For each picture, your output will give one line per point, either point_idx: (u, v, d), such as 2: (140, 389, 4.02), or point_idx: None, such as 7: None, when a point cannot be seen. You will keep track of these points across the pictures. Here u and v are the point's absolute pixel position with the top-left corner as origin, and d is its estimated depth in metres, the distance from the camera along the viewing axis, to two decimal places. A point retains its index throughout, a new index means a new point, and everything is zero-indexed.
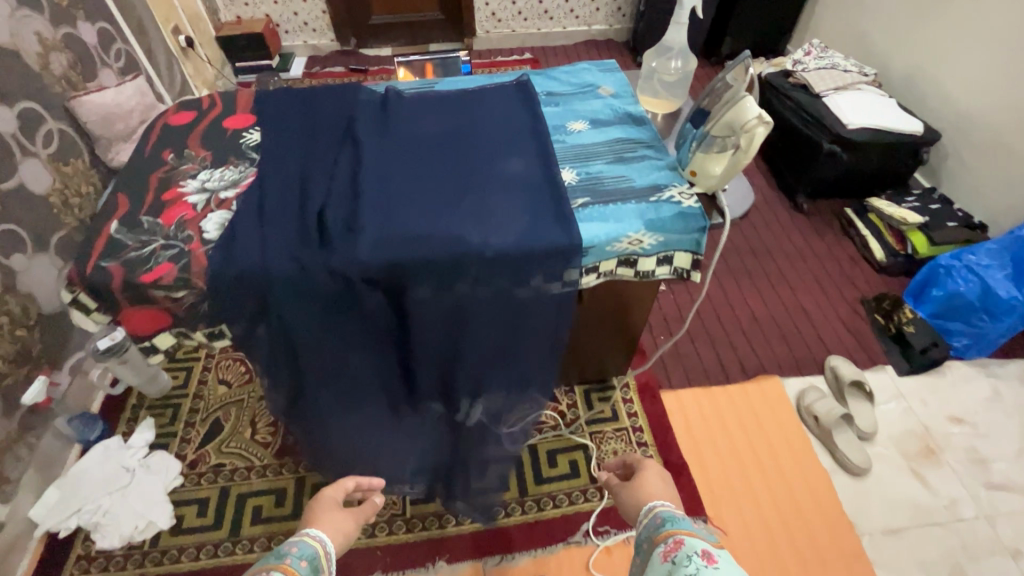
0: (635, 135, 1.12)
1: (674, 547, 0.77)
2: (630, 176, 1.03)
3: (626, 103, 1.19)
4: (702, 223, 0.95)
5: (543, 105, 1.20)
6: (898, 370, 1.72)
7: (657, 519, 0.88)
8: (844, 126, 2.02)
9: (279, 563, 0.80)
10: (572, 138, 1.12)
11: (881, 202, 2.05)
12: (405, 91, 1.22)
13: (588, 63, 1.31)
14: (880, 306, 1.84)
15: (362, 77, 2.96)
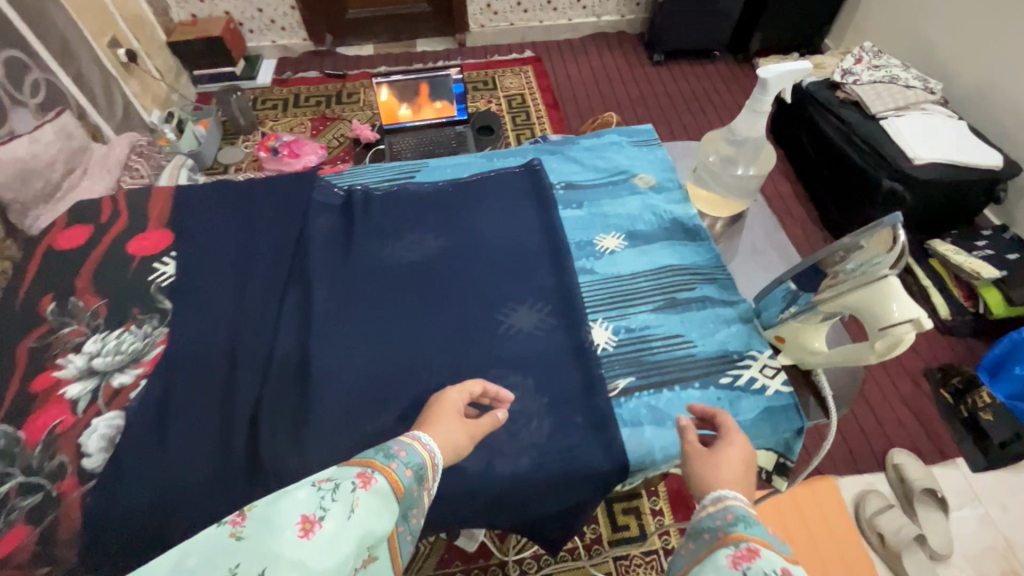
0: (688, 259, 0.82)
1: (747, 559, 0.45)
2: (688, 334, 0.74)
3: (672, 202, 0.89)
4: (797, 422, 0.67)
5: (561, 205, 0.90)
6: (971, 464, 1.47)
7: (723, 511, 0.51)
8: (908, 160, 1.70)
9: (381, 464, 0.52)
10: (603, 263, 0.83)
11: (947, 246, 1.75)
12: (377, 190, 0.92)
13: (616, 133, 1.00)
14: (948, 381, 1.57)
15: (340, 83, 2.59)
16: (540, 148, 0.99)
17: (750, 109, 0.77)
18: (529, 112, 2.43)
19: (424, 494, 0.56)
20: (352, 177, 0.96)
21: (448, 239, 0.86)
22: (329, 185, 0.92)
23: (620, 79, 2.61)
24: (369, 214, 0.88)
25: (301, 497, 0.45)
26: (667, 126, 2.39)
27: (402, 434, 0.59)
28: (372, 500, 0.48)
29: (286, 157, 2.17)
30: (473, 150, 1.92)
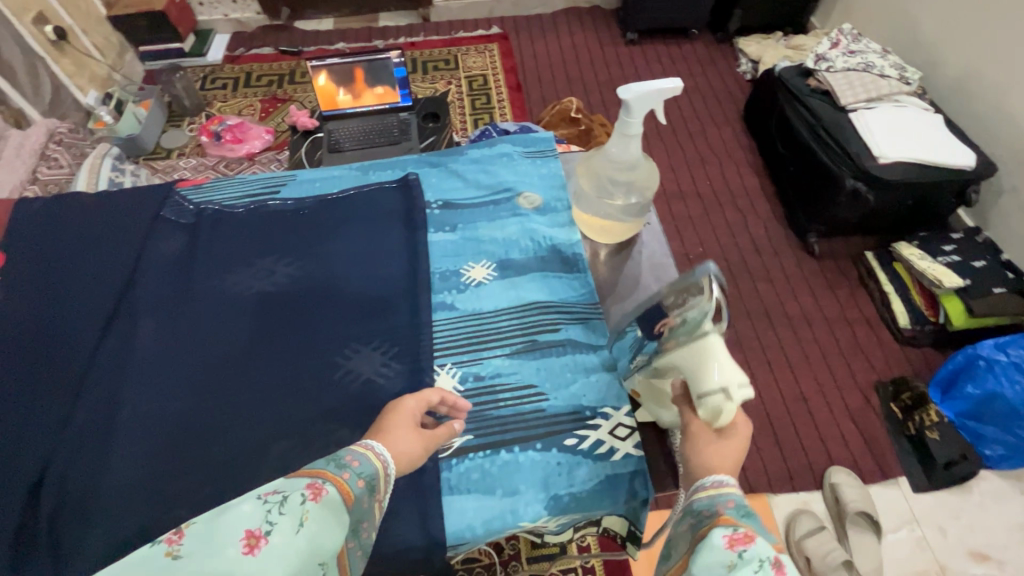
0: (561, 295, 0.74)
1: (744, 543, 0.43)
2: (541, 386, 0.67)
3: (555, 227, 0.81)
4: (643, 496, 0.60)
5: (432, 228, 0.82)
6: (913, 484, 1.41)
7: (716, 495, 0.49)
8: (875, 159, 1.59)
9: (334, 476, 0.47)
10: (466, 298, 0.75)
11: (912, 250, 1.65)
12: (236, 207, 0.84)
13: (510, 144, 0.91)
14: (899, 396, 1.51)
15: (295, 61, 2.46)
16: (424, 159, 0.90)
17: (619, 133, 0.67)
18: (490, 95, 2.30)
19: (376, 509, 0.51)
20: (211, 191, 0.87)
21: (302, 268, 0.78)
22: (185, 201, 0.84)
23: (590, 60, 2.46)
24: (219, 238, 0.80)
25: (243, 510, 0.41)
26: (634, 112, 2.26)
27: (356, 443, 0.54)
28: (323, 517, 0.44)
29: (229, 143, 2.08)
30: (416, 140, 1.81)
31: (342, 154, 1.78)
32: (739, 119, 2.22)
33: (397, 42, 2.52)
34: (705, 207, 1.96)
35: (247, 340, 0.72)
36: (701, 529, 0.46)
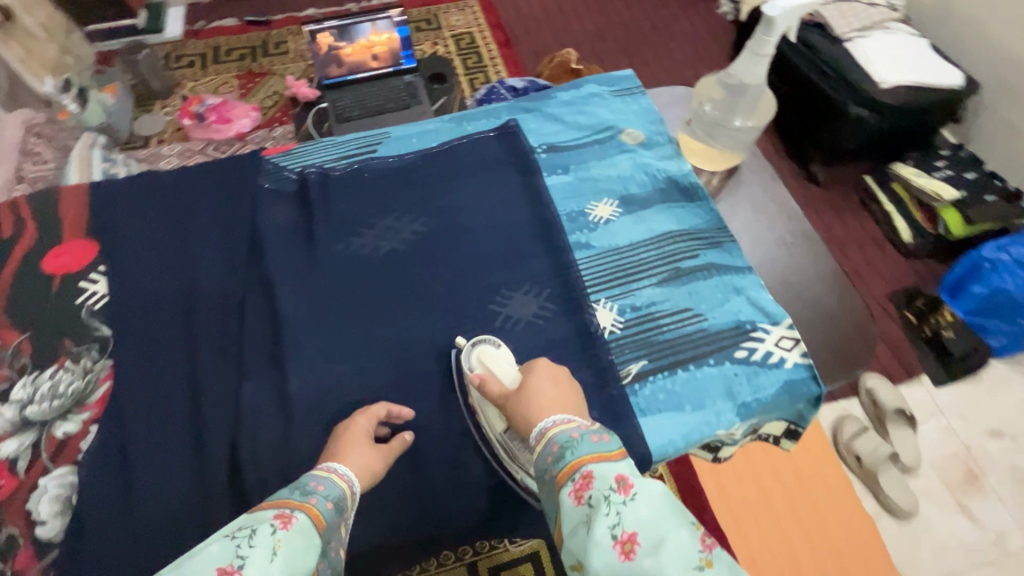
0: (683, 222, 0.90)
1: (586, 488, 0.58)
2: (697, 307, 0.82)
3: (663, 160, 0.96)
4: (813, 390, 0.76)
5: (547, 173, 0.96)
6: (934, 380, 1.55)
7: (549, 446, 0.64)
8: (876, 84, 1.67)
9: (302, 503, 0.59)
10: (601, 235, 0.90)
11: (909, 170, 1.76)
12: (337, 169, 0.98)
13: (595, 83, 1.05)
14: (913, 303, 1.65)
15: (264, 31, 2.29)
16: (519, 110, 1.04)
17: (752, 52, 0.88)
18: (480, 53, 2.24)
19: (344, 527, 0.64)
20: (300, 156, 1.01)
21: (431, 222, 0.92)
22: (281, 171, 0.99)
23: (574, 10, 2.42)
24: (329, 205, 0.94)
25: (219, 546, 0.51)
26: (627, 61, 2.26)
27: (314, 467, 0.67)
28: (294, 540, 0.54)
29: (215, 124, 1.95)
30: (426, 102, 1.75)
31: (350, 123, 1.69)
32: (728, 60, 2.27)
33: (371, 4, 2.39)
34: None
35: (400, 279, 0.87)
36: (556, 491, 0.61)
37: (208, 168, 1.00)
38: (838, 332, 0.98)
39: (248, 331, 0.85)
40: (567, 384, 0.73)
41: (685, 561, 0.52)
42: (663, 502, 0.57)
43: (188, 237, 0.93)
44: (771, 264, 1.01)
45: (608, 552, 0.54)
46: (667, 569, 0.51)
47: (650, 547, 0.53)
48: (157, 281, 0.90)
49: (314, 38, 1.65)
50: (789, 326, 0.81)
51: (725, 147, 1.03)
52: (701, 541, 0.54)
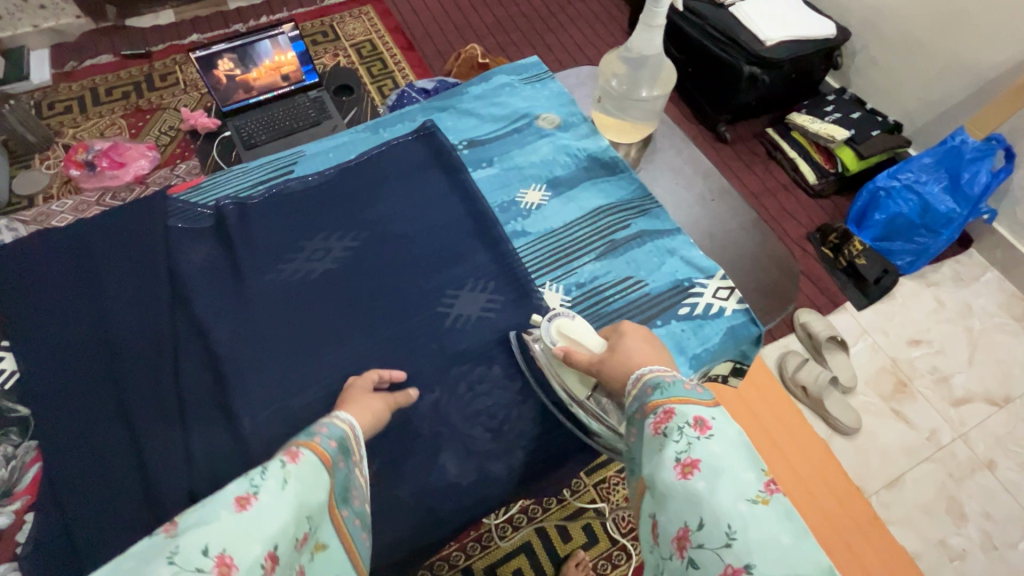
0: (610, 195, 0.95)
1: (664, 420, 0.60)
2: (636, 274, 0.86)
3: (581, 140, 1.00)
4: (754, 331, 0.81)
5: (473, 168, 0.98)
6: (856, 304, 1.70)
7: (641, 385, 0.65)
8: (761, 43, 1.79)
9: (307, 442, 0.61)
10: (534, 220, 0.93)
11: (803, 117, 1.92)
12: (253, 198, 0.94)
13: (504, 74, 1.08)
14: (827, 239, 1.78)
15: (146, 65, 2.14)
16: (433, 111, 1.05)
17: (645, 24, 0.89)
18: (384, 60, 2.20)
19: (353, 468, 0.66)
20: (211, 190, 0.97)
21: (361, 234, 0.91)
22: (190, 209, 0.93)
23: (471, 5, 2.43)
24: (249, 234, 0.90)
25: (233, 482, 0.53)
26: (532, 49, 2.29)
27: (326, 416, 0.68)
28: (302, 474, 0.57)
29: (108, 170, 1.80)
30: (338, 116, 1.70)
31: (260, 148, 1.61)
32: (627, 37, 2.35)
33: (260, 22, 2.29)
34: None
35: (341, 300, 0.85)
36: (638, 420, 0.63)
37: (111, 221, 0.93)
38: (767, 275, 1.05)
39: (186, 382, 0.79)
40: (662, 350, 0.72)
41: (740, 492, 0.52)
42: (739, 446, 0.57)
43: (101, 296, 0.86)
44: (696, 224, 1.06)
45: (668, 473, 0.56)
46: (719, 496, 0.52)
47: (709, 473, 0.54)
48: (76, 349, 0.83)
49: (210, 67, 1.54)
50: (723, 276, 0.85)
51: (634, 119, 1.06)
52: (763, 483, 0.54)
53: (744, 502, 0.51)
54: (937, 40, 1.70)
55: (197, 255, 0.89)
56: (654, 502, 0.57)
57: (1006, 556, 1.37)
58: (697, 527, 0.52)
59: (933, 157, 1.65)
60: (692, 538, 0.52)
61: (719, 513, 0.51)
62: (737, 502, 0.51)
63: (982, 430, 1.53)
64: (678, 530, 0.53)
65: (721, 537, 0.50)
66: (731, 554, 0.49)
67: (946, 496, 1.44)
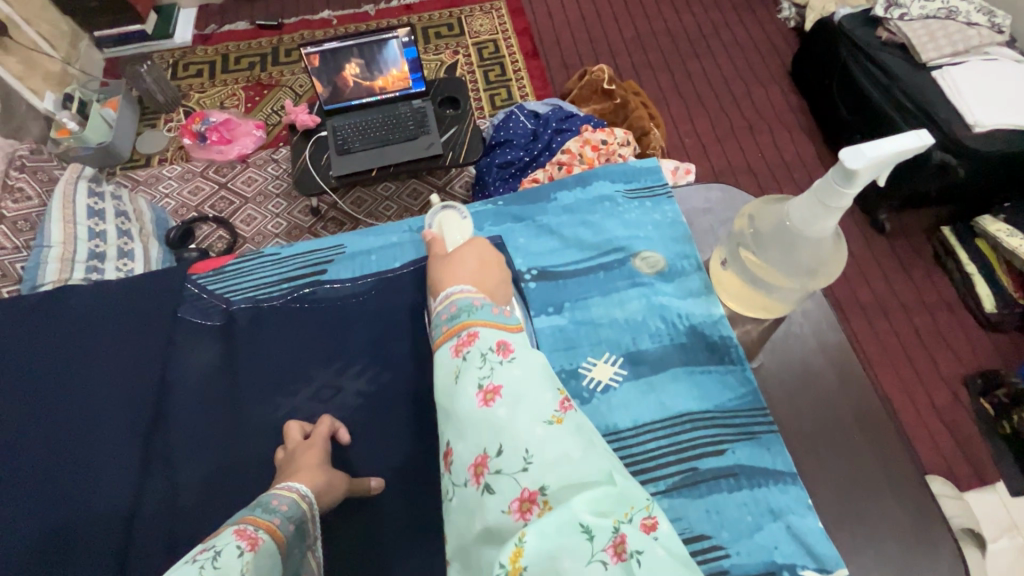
0: (709, 398, 0.73)
1: (468, 344, 0.55)
2: (717, 535, 0.64)
3: (684, 300, 0.80)
4: None
5: (541, 310, 0.81)
6: (1010, 486, 1.32)
7: (449, 307, 0.60)
8: (966, 127, 1.39)
9: (262, 522, 0.53)
10: (598, 405, 0.73)
11: (997, 225, 1.49)
12: (273, 300, 0.86)
13: (607, 182, 0.91)
14: (992, 391, 1.39)
15: (275, 36, 2.15)
16: (514, 216, 0.90)
17: (818, 202, 0.60)
18: (504, 65, 2.04)
19: (306, 552, 0.59)
20: (235, 280, 0.88)
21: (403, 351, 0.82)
22: (206, 300, 0.86)
23: (612, 14, 2.17)
24: (273, 342, 0.83)
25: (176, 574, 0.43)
26: (668, 75, 2.01)
27: (274, 487, 0.61)
28: (259, 562, 0.48)
29: (216, 144, 1.84)
30: (436, 132, 1.57)
31: (352, 156, 1.54)
32: (786, 77, 1.99)
33: (390, 5, 2.21)
34: (759, 181, 1.78)
35: None
36: (441, 347, 0.57)
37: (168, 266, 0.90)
38: None
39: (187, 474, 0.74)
40: (494, 271, 0.67)
41: (536, 414, 0.49)
42: (538, 368, 0.53)
43: (135, 348, 0.84)
44: None
45: (469, 399, 0.51)
46: (518, 420, 0.48)
47: (510, 399, 0.50)
48: (97, 399, 0.80)
49: (340, 70, 1.50)
50: None
51: (779, 300, 0.77)
52: (559, 402, 0.51)
53: (540, 425, 0.48)
54: None
55: (222, 342, 0.83)
56: (451, 428, 0.52)
57: None
58: (496, 453, 0.48)
59: None
60: (490, 463, 0.47)
61: (517, 438, 0.47)
62: (533, 425, 0.48)
63: None
64: (477, 457, 0.49)
65: (517, 461, 0.47)
66: (528, 478, 0.46)
67: None
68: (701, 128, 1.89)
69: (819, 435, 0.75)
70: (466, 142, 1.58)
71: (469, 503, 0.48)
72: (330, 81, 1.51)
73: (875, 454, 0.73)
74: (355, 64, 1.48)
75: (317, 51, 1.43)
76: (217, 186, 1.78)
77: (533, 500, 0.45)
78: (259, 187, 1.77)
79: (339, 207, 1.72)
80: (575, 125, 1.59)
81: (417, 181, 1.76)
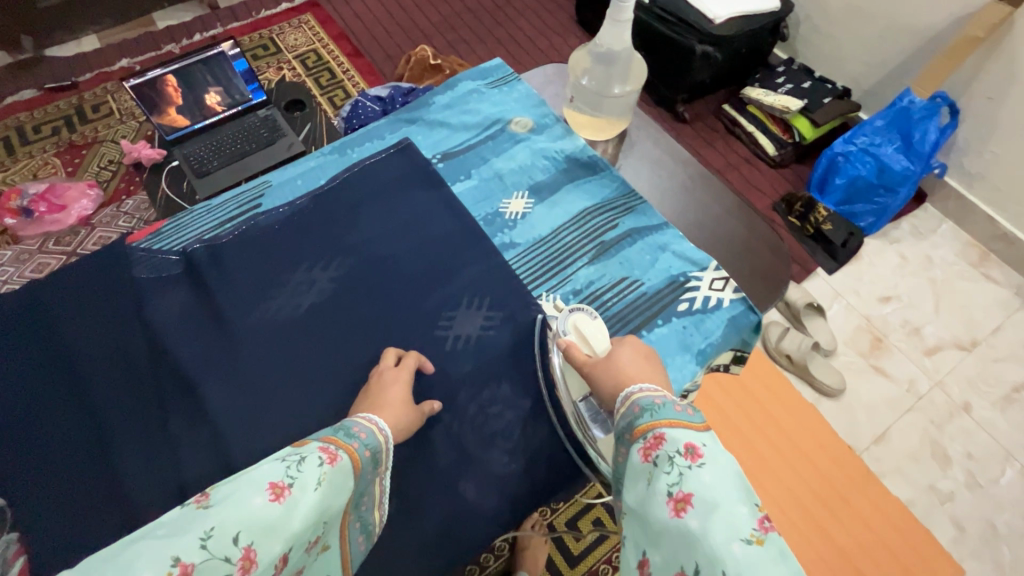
0: (599, 195, 0.99)
1: (655, 447, 0.58)
2: (631, 274, 0.91)
3: (558, 142, 1.04)
4: (752, 318, 0.86)
5: (452, 182, 1.00)
6: (827, 269, 1.75)
7: (632, 407, 0.65)
8: (711, 21, 1.80)
9: (346, 446, 0.63)
10: (522, 228, 0.97)
11: (756, 91, 1.95)
12: (223, 236, 0.91)
13: (470, 81, 1.11)
14: (793, 209, 1.82)
15: (73, 96, 2.00)
16: (407, 124, 1.07)
17: (612, 20, 0.88)
18: (332, 69, 2.13)
19: (376, 478, 0.68)
20: (179, 235, 0.95)
21: (344, 263, 0.90)
22: (159, 258, 0.90)
23: (414, 5, 2.36)
24: (216, 286, 0.86)
25: (270, 468, 0.55)
26: (482, 45, 2.26)
27: (355, 415, 0.71)
28: (335, 475, 0.59)
29: (47, 214, 1.68)
30: (291, 133, 1.63)
31: (213, 175, 1.53)
32: (576, 25, 2.34)
33: (194, 40, 2.18)
34: None
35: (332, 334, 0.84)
36: (630, 447, 0.62)
37: (63, 274, 0.86)
38: (757, 256, 1.02)
39: (179, 440, 0.76)
40: (652, 367, 0.73)
41: (733, 531, 0.49)
42: (734, 480, 0.53)
43: (71, 348, 0.81)
44: (681, 215, 1.05)
45: (661, 508, 0.54)
46: (711, 534, 0.49)
47: (703, 509, 0.51)
48: (49, 418, 0.77)
49: (200, 103, 1.54)
50: (716, 268, 0.91)
51: (616, 114, 1.05)
52: (758, 519, 0.50)
53: (737, 543, 0.48)
54: (875, 6, 1.75)
55: (159, 318, 0.84)
56: (646, 540, 0.54)
57: (991, 491, 1.45)
58: (695, 573, 0.49)
59: (885, 119, 1.70)
60: None
61: (714, 555, 0.48)
62: (731, 543, 0.48)
63: (956, 375, 1.60)
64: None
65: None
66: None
67: (931, 444, 1.50)
68: None
69: (678, 219, 1.04)
70: (325, 134, 1.65)
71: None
72: (196, 116, 1.55)
73: (712, 210, 1.05)
74: (214, 92, 1.54)
75: (169, 72, 1.44)
76: (65, 256, 1.63)
77: None
78: None
79: None
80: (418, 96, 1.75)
81: None
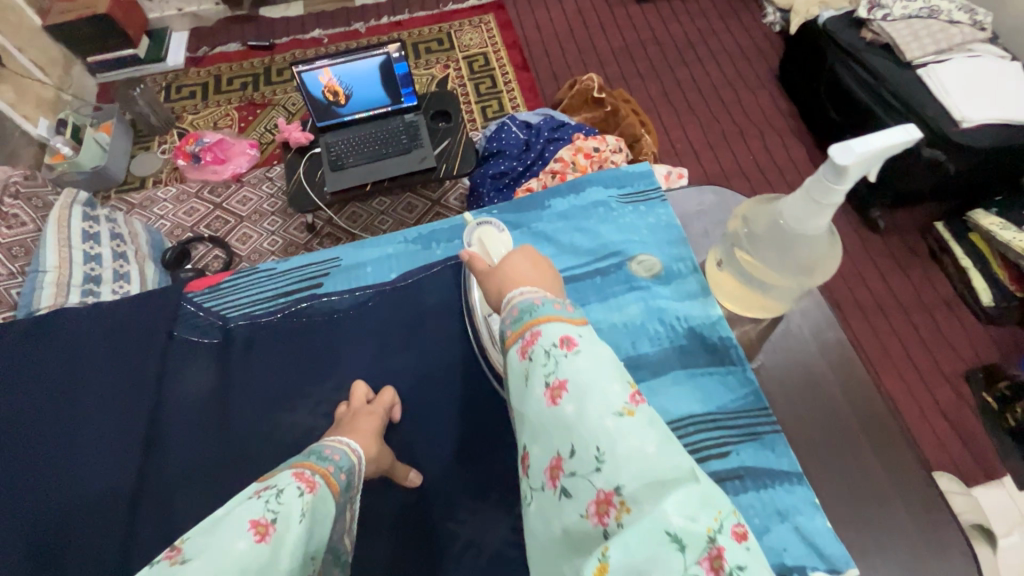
0: (720, 402, 0.73)
1: (532, 342, 0.51)
2: None
3: (683, 301, 0.81)
4: None
5: None
6: (1017, 481, 1.31)
7: (511, 310, 0.56)
8: (955, 123, 1.40)
9: (319, 469, 0.57)
10: None
11: (990, 219, 1.49)
12: (262, 314, 0.89)
13: (600, 185, 0.94)
14: (994, 386, 1.40)
15: (266, 56, 2.17)
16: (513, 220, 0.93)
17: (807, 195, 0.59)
18: (494, 77, 2.05)
19: (350, 503, 0.61)
20: (232, 296, 0.90)
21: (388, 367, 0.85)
22: (202, 318, 0.89)
23: (600, 24, 2.20)
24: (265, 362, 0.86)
25: (246, 506, 0.47)
26: (658, 83, 2.03)
27: (326, 437, 0.66)
28: (316, 505, 0.52)
29: (210, 164, 1.84)
30: (429, 145, 1.58)
31: (346, 170, 1.54)
32: (775, 81, 2.01)
33: (380, 23, 2.23)
34: (752, 185, 1.79)
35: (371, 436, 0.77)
36: (508, 347, 0.55)
37: (158, 294, 0.91)
38: None
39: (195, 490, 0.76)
40: (549, 274, 0.63)
41: (605, 407, 0.45)
42: (607, 358, 0.49)
43: (138, 373, 0.85)
44: None
45: (538, 400, 0.49)
46: (588, 419, 0.45)
47: (577, 395, 0.46)
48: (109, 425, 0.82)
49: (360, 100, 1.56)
50: None
51: (776, 298, 0.78)
52: (630, 392, 0.47)
53: (609, 417, 0.45)
54: None
55: (224, 351, 0.87)
56: (526, 432, 0.50)
57: None
58: (569, 455, 0.46)
59: None
60: (564, 466, 0.45)
61: (587, 438, 0.44)
62: (602, 418, 0.45)
63: None
64: (552, 458, 0.47)
65: (590, 460, 0.44)
66: (602, 478, 0.43)
67: None
68: (692, 134, 1.91)
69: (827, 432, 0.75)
70: (460, 153, 1.58)
71: (549, 509, 0.47)
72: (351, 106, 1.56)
73: (880, 453, 0.73)
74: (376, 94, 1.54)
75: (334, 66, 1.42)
76: (212, 207, 1.78)
77: (609, 501, 0.43)
78: (253, 206, 1.77)
79: (334, 223, 1.73)
80: (567, 133, 1.59)
81: (412, 195, 1.77)
